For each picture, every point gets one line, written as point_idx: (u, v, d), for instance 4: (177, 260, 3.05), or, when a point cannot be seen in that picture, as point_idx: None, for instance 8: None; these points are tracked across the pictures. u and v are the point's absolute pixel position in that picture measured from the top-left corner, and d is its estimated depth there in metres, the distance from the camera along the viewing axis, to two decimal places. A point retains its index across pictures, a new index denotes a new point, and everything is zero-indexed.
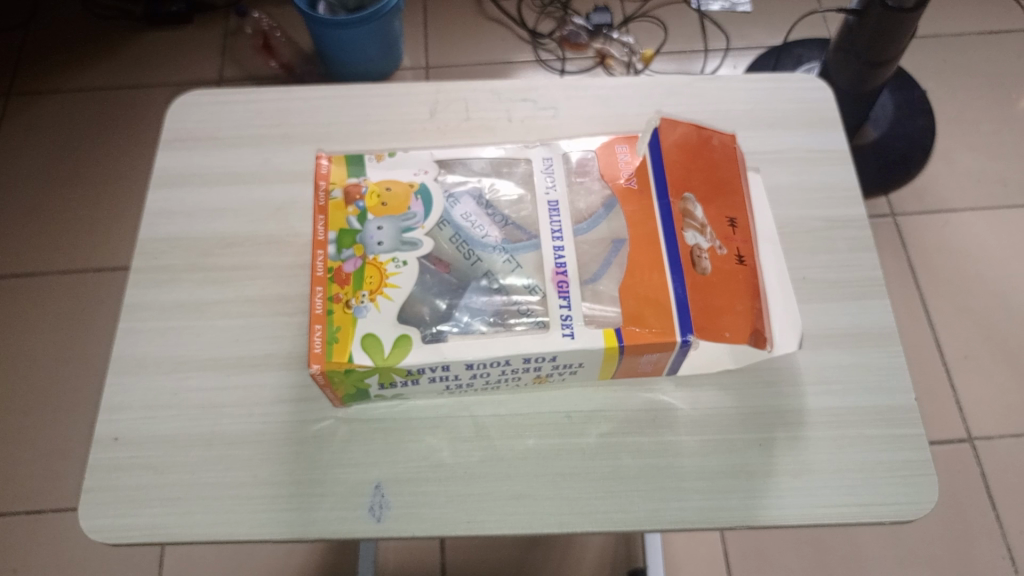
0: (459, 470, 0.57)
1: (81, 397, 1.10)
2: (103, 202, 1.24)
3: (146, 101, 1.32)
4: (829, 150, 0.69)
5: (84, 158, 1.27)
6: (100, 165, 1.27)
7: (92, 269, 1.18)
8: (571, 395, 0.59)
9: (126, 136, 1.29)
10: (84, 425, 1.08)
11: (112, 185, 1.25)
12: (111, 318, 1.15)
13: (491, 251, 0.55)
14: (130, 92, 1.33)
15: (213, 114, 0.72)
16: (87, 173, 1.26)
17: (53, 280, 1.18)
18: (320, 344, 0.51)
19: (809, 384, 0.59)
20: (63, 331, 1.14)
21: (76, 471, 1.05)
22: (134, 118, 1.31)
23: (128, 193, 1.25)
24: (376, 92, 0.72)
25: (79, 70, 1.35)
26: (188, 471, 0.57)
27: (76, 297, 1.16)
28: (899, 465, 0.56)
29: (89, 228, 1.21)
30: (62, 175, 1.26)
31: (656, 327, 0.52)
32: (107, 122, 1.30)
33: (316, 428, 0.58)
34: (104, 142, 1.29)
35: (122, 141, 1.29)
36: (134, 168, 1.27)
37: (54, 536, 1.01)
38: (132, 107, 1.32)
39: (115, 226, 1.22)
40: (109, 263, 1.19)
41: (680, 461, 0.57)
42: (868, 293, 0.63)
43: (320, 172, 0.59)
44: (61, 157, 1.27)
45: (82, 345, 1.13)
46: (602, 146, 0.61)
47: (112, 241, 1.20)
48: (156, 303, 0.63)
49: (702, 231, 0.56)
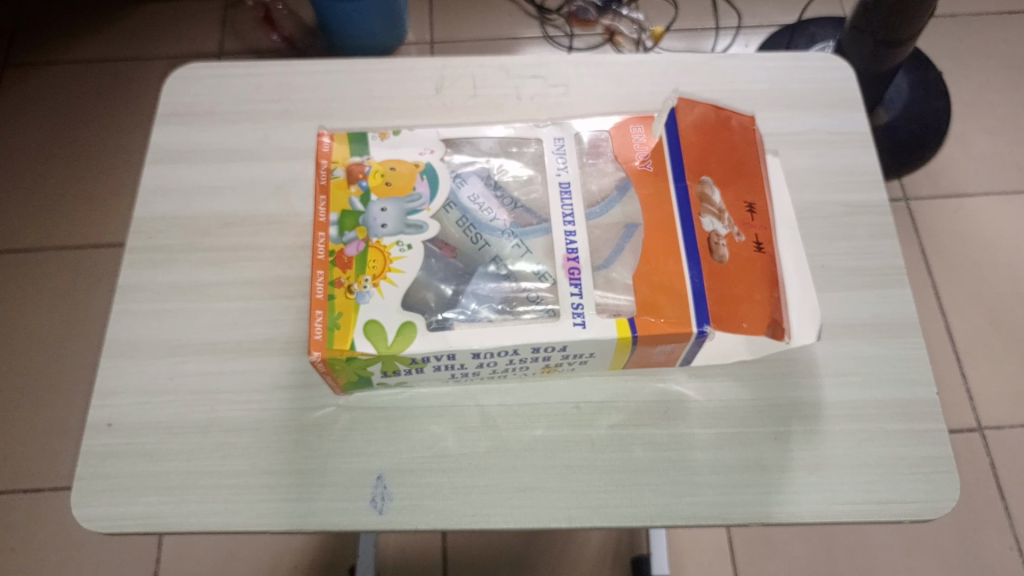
0: (464, 461, 0.55)
1: (78, 376, 1.08)
2: (99, 178, 1.21)
3: (145, 73, 1.29)
4: (850, 132, 0.67)
5: (81, 132, 1.25)
6: (97, 140, 1.24)
7: (87, 245, 1.16)
8: (581, 384, 0.57)
9: (123, 109, 1.26)
10: (80, 404, 1.06)
11: (110, 158, 1.23)
12: (107, 296, 1.13)
13: (499, 235, 0.53)
14: (126, 64, 1.30)
15: (211, 88, 0.69)
16: (85, 147, 1.24)
17: (47, 256, 1.15)
18: (321, 330, 0.49)
19: (827, 375, 0.57)
20: (59, 309, 1.12)
21: (72, 450, 1.03)
22: (132, 90, 1.28)
23: (126, 166, 1.22)
24: (381, 67, 0.70)
25: (75, 42, 1.32)
26: (184, 460, 0.55)
27: (72, 275, 1.14)
28: (919, 461, 0.55)
29: (85, 204, 1.19)
30: (58, 149, 1.23)
31: (671, 316, 0.50)
32: (104, 94, 1.28)
33: (317, 415, 0.56)
34: (102, 114, 1.26)
35: (120, 113, 1.26)
36: (131, 144, 1.24)
37: (52, 515, 1.00)
38: (130, 79, 1.29)
39: (111, 202, 1.19)
40: (105, 239, 1.17)
41: (693, 454, 0.55)
42: (890, 281, 0.60)
43: (321, 150, 0.56)
44: (58, 129, 1.25)
45: (78, 323, 1.11)
46: (616, 126, 0.58)
47: (108, 218, 1.18)
48: (152, 285, 0.61)
49: (720, 217, 0.53)
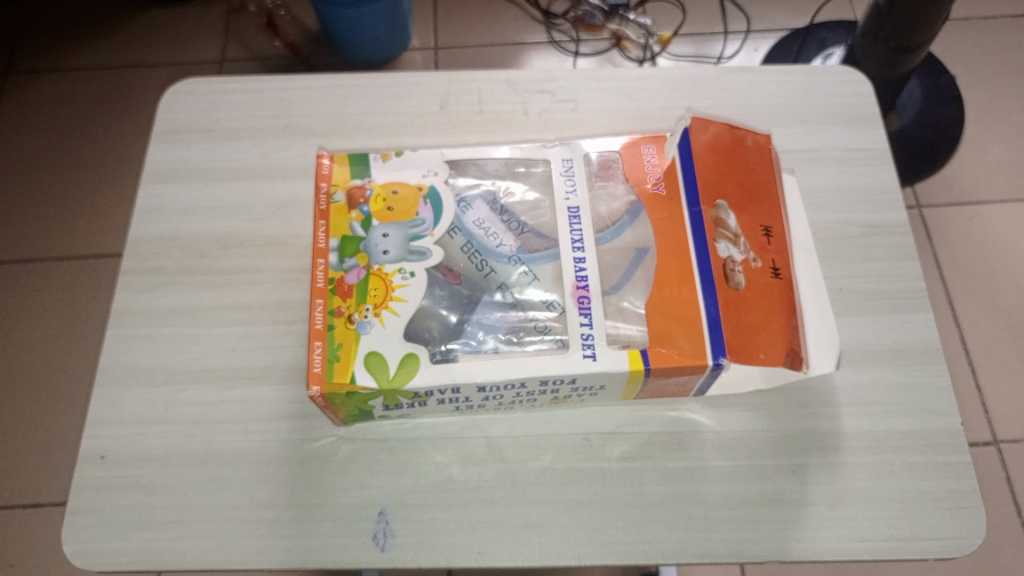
0: (470, 495, 0.53)
1: (75, 389, 1.06)
2: (99, 187, 1.19)
3: (146, 81, 1.27)
4: (869, 148, 0.64)
5: (81, 141, 1.23)
6: (97, 149, 1.22)
7: (84, 256, 1.14)
8: (591, 415, 0.55)
9: (123, 117, 1.25)
10: (77, 418, 1.04)
11: (110, 167, 1.21)
12: (105, 308, 1.11)
13: (506, 262, 0.51)
14: (127, 72, 1.28)
15: (210, 104, 0.67)
16: (85, 155, 1.22)
17: (42, 266, 1.14)
18: (320, 362, 0.47)
19: (847, 405, 0.55)
20: (57, 320, 1.10)
21: (70, 465, 1.01)
22: (133, 98, 1.26)
23: (127, 175, 1.21)
24: (383, 81, 0.68)
25: (76, 49, 1.30)
26: (180, 492, 0.53)
27: (70, 286, 1.12)
28: (944, 496, 0.52)
29: (85, 213, 1.17)
30: (58, 158, 1.22)
31: (686, 348, 0.48)
32: (105, 102, 1.26)
33: (318, 446, 0.54)
34: (103, 122, 1.24)
35: (121, 121, 1.24)
36: (131, 152, 1.22)
37: (52, 530, 0.98)
38: (131, 86, 1.27)
39: (110, 211, 1.17)
40: (103, 250, 1.15)
41: (707, 488, 0.53)
42: (912, 305, 0.58)
43: (321, 173, 0.54)
44: (59, 138, 1.23)
45: (76, 335, 1.10)
46: (627, 146, 0.56)
47: (106, 228, 1.16)
48: (148, 309, 0.59)
49: (735, 242, 0.51)
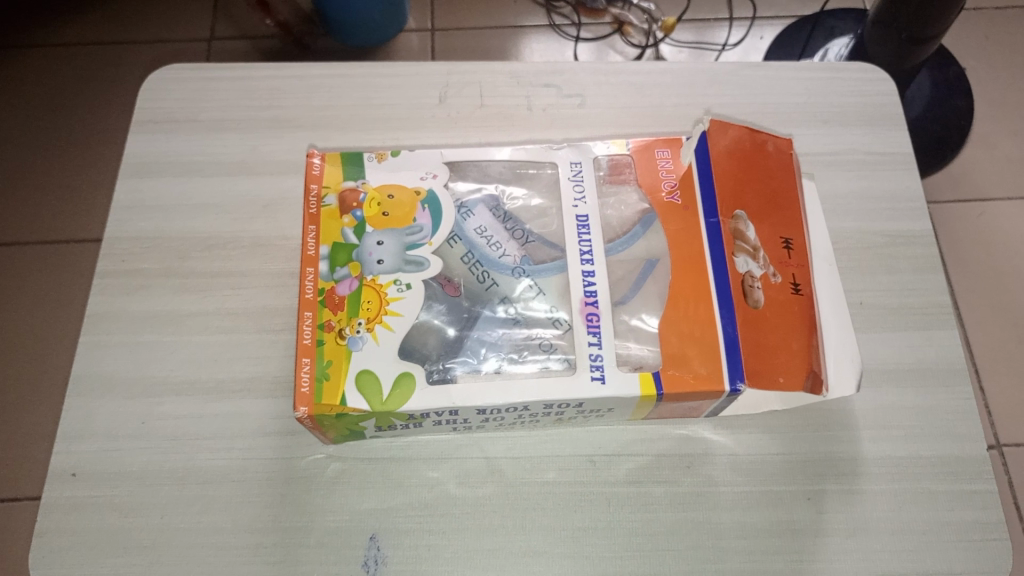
0: (467, 520, 0.50)
1: (47, 388, 0.96)
2: (73, 164, 1.09)
3: (128, 56, 1.17)
4: (892, 152, 0.61)
5: (55, 120, 1.13)
6: (69, 124, 1.12)
7: (61, 241, 1.04)
8: (595, 435, 0.52)
9: (103, 94, 1.15)
10: (47, 409, 0.94)
11: (89, 146, 1.11)
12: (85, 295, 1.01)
13: (509, 274, 0.47)
14: (99, 44, 1.18)
15: (194, 92, 0.63)
16: (60, 134, 1.12)
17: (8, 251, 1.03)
18: (308, 381, 0.44)
19: (867, 428, 0.52)
20: (28, 309, 1.00)
21: (40, 455, 0.92)
22: (115, 74, 1.16)
23: (107, 154, 1.10)
24: (379, 71, 0.64)
25: (41, 19, 1.19)
26: (157, 514, 0.50)
27: (45, 272, 1.02)
28: (967, 527, 0.49)
29: (59, 195, 1.07)
30: (30, 136, 1.11)
31: (701, 372, 0.45)
32: (84, 78, 1.16)
33: (305, 465, 0.51)
34: (81, 99, 1.14)
35: (101, 98, 1.14)
36: (108, 128, 1.12)
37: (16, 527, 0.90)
38: (112, 62, 1.17)
39: (88, 192, 1.07)
40: (80, 235, 1.05)
41: (718, 516, 0.50)
42: (936, 321, 0.55)
43: (312, 173, 0.50)
44: (32, 114, 1.13)
45: (50, 326, 0.99)
46: (640, 149, 0.52)
47: (85, 208, 1.07)
48: (124, 314, 0.55)
49: (754, 256, 0.48)
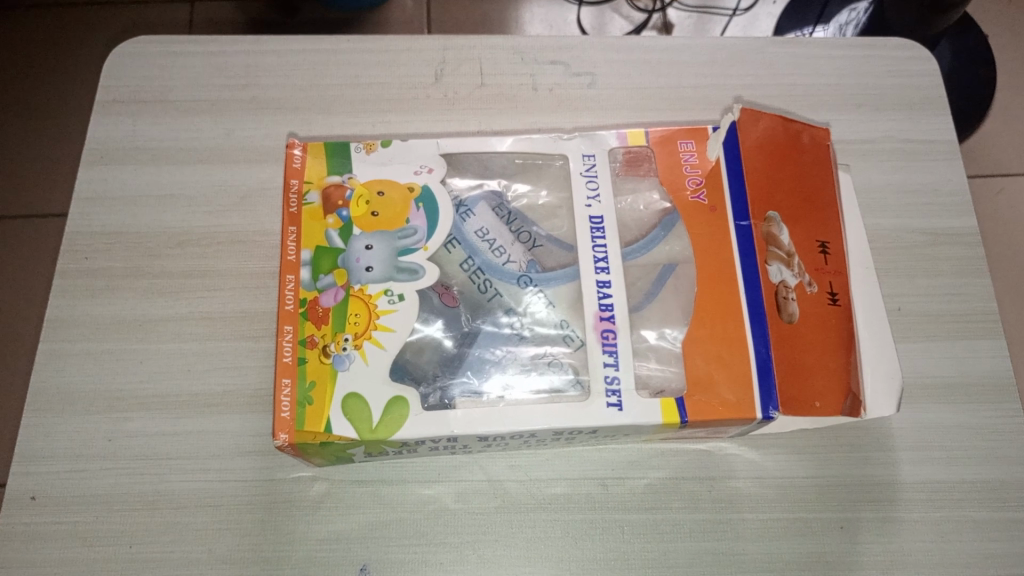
0: (466, 551, 0.45)
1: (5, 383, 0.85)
2: (37, 136, 0.94)
3: (98, 15, 1.00)
4: (932, 139, 0.55)
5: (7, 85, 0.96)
6: (29, 92, 0.96)
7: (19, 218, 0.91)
8: (607, 457, 0.47)
9: (65, 57, 0.98)
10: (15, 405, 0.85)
11: (46, 118, 0.95)
12: (43, 284, 0.89)
13: (514, 284, 0.42)
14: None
15: (164, 69, 0.57)
16: (11, 100, 0.95)
17: None
18: (288, 405, 0.39)
19: (904, 449, 0.47)
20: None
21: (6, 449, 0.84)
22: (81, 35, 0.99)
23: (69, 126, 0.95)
24: (368, 45, 0.58)
25: None
26: (126, 544, 0.45)
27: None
28: (1013, 560, 0.45)
29: (13, 171, 0.92)
30: None
31: (730, 398, 0.40)
32: (45, 37, 0.99)
33: (287, 489, 0.46)
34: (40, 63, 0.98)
35: (63, 63, 0.98)
36: (77, 97, 0.97)
37: None
38: (79, 21, 1.00)
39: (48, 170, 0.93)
40: (40, 213, 0.91)
41: (741, 547, 0.45)
42: (981, 330, 0.50)
43: (291, 166, 0.45)
44: None
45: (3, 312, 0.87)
46: (660, 140, 0.46)
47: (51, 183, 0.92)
48: (87, 319, 0.50)
49: (788, 263, 0.43)
